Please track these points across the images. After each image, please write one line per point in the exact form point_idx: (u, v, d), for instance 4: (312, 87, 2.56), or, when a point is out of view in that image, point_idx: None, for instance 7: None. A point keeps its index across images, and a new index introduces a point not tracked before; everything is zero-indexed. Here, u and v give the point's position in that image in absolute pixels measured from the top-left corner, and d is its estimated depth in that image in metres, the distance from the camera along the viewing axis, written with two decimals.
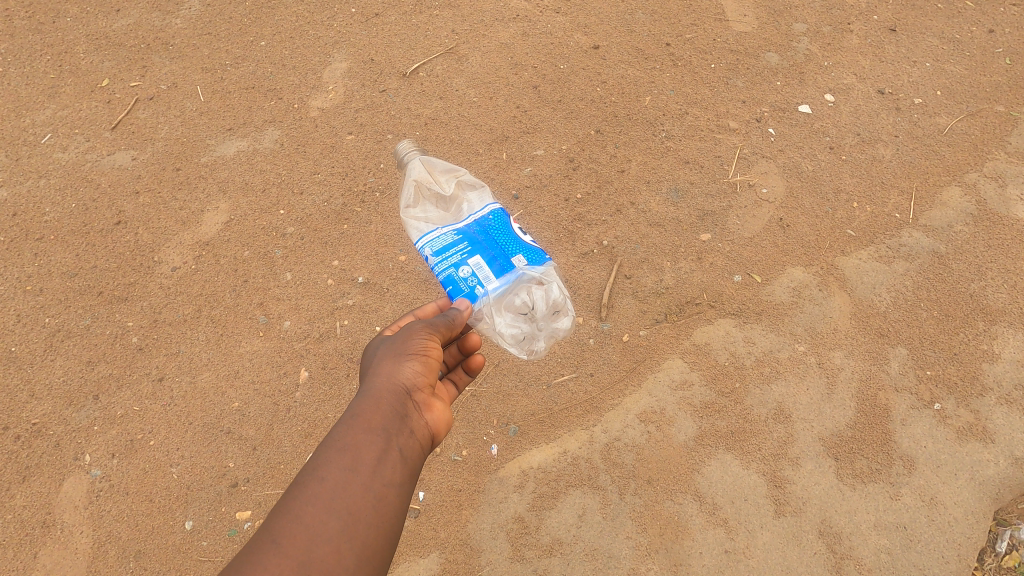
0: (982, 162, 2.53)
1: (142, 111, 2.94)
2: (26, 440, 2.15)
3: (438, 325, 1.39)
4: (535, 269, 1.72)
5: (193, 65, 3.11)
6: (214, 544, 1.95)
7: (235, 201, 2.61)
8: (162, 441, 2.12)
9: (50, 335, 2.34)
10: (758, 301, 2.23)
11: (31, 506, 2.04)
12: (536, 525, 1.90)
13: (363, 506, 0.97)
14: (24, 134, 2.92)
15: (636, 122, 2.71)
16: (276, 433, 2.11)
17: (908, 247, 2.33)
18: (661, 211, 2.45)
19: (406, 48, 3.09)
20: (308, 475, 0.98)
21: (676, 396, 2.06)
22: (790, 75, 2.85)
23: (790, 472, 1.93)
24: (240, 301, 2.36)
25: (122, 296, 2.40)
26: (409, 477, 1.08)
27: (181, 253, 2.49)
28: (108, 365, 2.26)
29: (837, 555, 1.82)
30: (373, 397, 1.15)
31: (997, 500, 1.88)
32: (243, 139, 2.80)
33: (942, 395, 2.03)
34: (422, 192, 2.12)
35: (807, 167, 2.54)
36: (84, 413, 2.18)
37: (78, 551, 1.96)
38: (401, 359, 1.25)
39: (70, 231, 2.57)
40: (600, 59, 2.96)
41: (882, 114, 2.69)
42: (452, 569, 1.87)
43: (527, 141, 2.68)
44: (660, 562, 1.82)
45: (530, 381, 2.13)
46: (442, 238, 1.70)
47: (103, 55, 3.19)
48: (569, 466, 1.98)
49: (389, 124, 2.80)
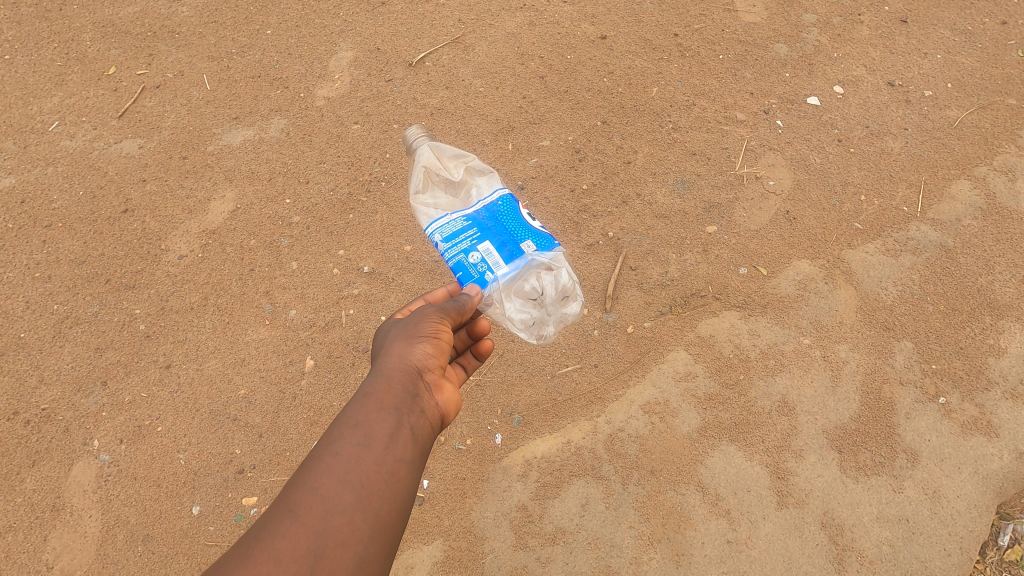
0: (992, 155, 2.51)
1: (148, 99, 2.95)
2: (35, 425, 2.17)
3: (449, 309, 1.40)
4: (544, 254, 1.72)
5: (199, 53, 3.11)
6: (221, 528, 1.98)
7: (242, 189, 2.62)
8: (170, 428, 2.14)
9: (58, 321, 2.36)
10: (763, 294, 2.22)
11: (41, 490, 2.07)
12: (539, 514, 1.92)
13: (377, 480, 0.98)
14: (31, 122, 2.92)
15: (643, 113, 2.70)
16: (282, 421, 2.13)
17: (915, 241, 2.32)
18: (667, 202, 2.44)
19: (412, 37, 3.08)
20: (322, 449, 0.99)
21: (679, 387, 2.07)
22: (799, 67, 2.83)
23: (793, 464, 1.93)
24: (246, 290, 2.37)
25: (129, 284, 2.42)
26: (420, 455, 1.09)
27: (188, 242, 2.50)
28: (116, 352, 2.28)
29: (839, 547, 1.83)
30: (385, 376, 1.16)
31: (1000, 494, 1.89)
32: (249, 128, 2.81)
33: (947, 389, 2.03)
34: (432, 178, 2.12)
35: (815, 159, 2.53)
36: (93, 399, 2.20)
37: (87, 535, 1.99)
38: (413, 341, 1.27)
39: (78, 219, 2.59)
40: (607, 49, 2.94)
41: (891, 106, 2.67)
42: (456, 556, 1.88)
43: (534, 132, 2.68)
44: (662, 552, 1.83)
45: (535, 370, 2.13)
46: (452, 224, 1.70)
47: (109, 43, 3.20)
48: (573, 456, 1.99)
49: (395, 114, 2.79)
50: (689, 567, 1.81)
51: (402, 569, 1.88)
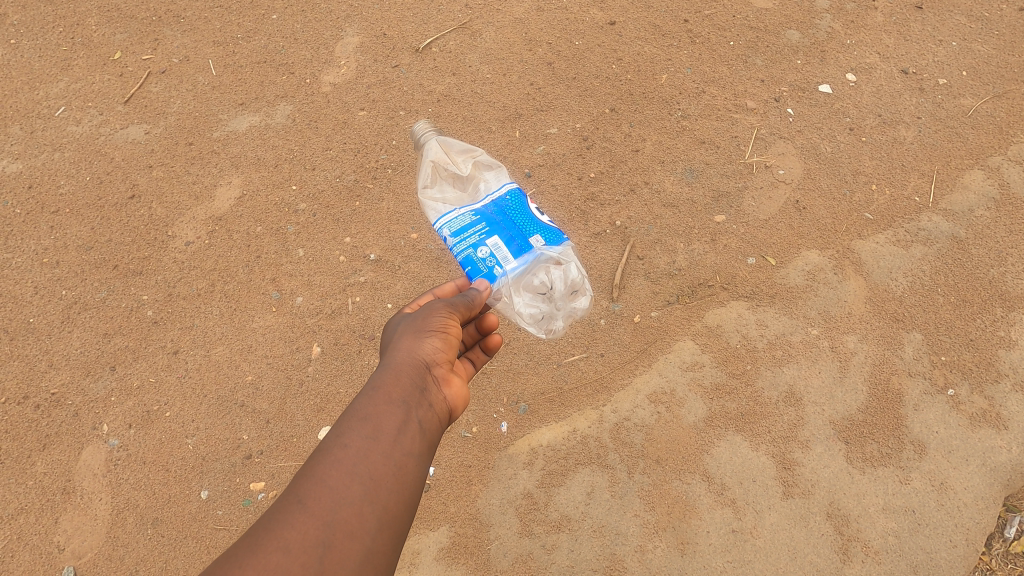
0: (1007, 145, 2.47)
1: (154, 84, 2.94)
2: (46, 409, 2.19)
3: (457, 304, 1.40)
4: (553, 249, 1.72)
5: (204, 38, 3.09)
6: (229, 513, 2.00)
7: (248, 176, 2.61)
8: (178, 413, 2.15)
9: (67, 307, 2.37)
10: (771, 284, 2.21)
11: (51, 473, 2.09)
12: (545, 502, 1.93)
13: (385, 472, 0.98)
14: (37, 107, 2.92)
15: (652, 101, 2.67)
16: (289, 407, 2.14)
17: (926, 231, 2.29)
18: (675, 191, 2.42)
19: (419, 23, 3.05)
20: (330, 442, 0.99)
21: (686, 377, 2.06)
22: (811, 54, 2.79)
23: (799, 455, 1.93)
24: (253, 277, 2.37)
25: (137, 270, 2.42)
26: (427, 448, 1.09)
27: (195, 228, 2.50)
28: (124, 337, 2.29)
29: (844, 537, 1.83)
30: (394, 369, 1.16)
31: (1007, 486, 1.88)
32: (255, 114, 2.79)
33: (956, 380, 2.02)
34: (439, 172, 2.10)
35: (825, 149, 2.50)
36: (102, 383, 2.22)
37: (98, 518, 2.01)
38: (422, 336, 1.26)
39: (85, 204, 2.59)
40: (616, 35, 2.91)
41: (904, 94, 2.63)
42: (461, 543, 1.89)
43: (541, 119, 2.66)
44: (667, 540, 1.84)
45: (541, 360, 2.13)
46: (460, 219, 1.69)
47: (115, 28, 3.18)
48: (579, 445, 1.99)
49: (401, 101, 2.77)
50: (693, 556, 1.82)
51: (409, 554, 1.90)
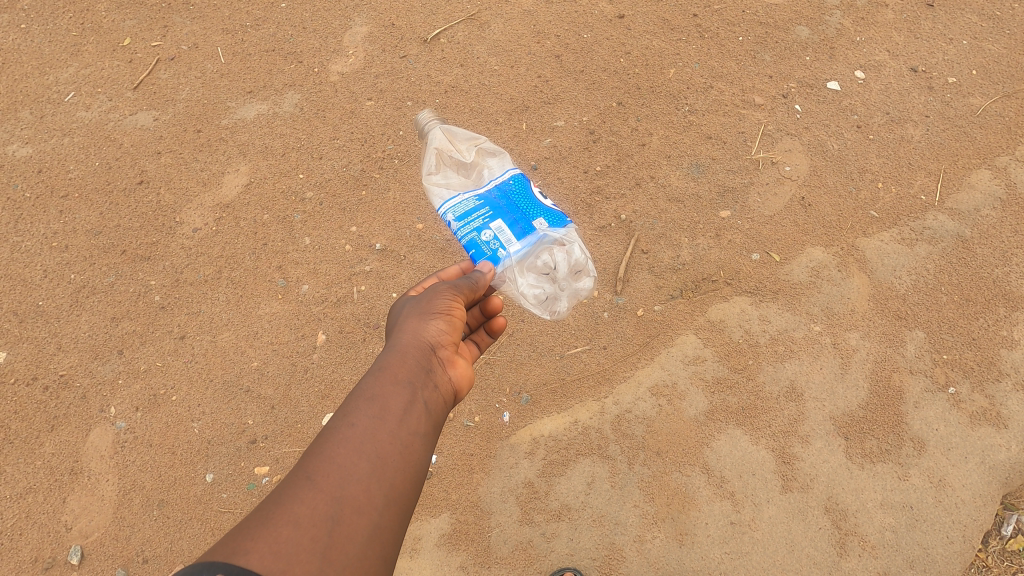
0: (1014, 145, 2.47)
1: (163, 71, 2.95)
2: (54, 391, 2.22)
3: (461, 287, 1.41)
4: (556, 231, 1.74)
5: (214, 26, 3.10)
6: (234, 496, 2.03)
7: (256, 164, 2.63)
8: (184, 397, 2.18)
9: (76, 290, 2.39)
10: (775, 280, 2.22)
11: (59, 454, 2.12)
12: (546, 491, 1.95)
13: (392, 451, 1.00)
14: (47, 91, 2.94)
15: (660, 95, 2.67)
16: (294, 393, 2.16)
17: (931, 230, 2.29)
18: (682, 185, 2.43)
19: (427, 13, 3.05)
20: (339, 421, 1.02)
21: (687, 370, 2.08)
22: (820, 50, 2.78)
23: (799, 449, 1.94)
24: (260, 265, 2.39)
25: (145, 255, 2.44)
26: (432, 428, 1.11)
27: (203, 215, 2.51)
28: (131, 322, 2.31)
29: (842, 531, 1.84)
30: (399, 351, 1.17)
31: (1006, 485, 1.89)
32: (263, 102, 2.80)
33: (958, 379, 2.03)
34: (443, 159, 2.10)
35: (832, 146, 2.50)
36: (109, 366, 2.24)
37: (105, 498, 2.04)
38: (427, 318, 1.28)
39: (95, 189, 2.61)
40: (624, 29, 2.90)
41: (914, 92, 2.63)
42: (462, 530, 1.92)
43: (549, 112, 2.66)
44: (666, 531, 1.86)
45: (543, 351, 2.14)
46: (463, 204, 1.70)
47: (124, 14, 3.19)
48: (580, 436, 2.01)
49: (409, 91, 2.78)
50: (692, 546, 1.84)
51: (410, 540, 1.92)
